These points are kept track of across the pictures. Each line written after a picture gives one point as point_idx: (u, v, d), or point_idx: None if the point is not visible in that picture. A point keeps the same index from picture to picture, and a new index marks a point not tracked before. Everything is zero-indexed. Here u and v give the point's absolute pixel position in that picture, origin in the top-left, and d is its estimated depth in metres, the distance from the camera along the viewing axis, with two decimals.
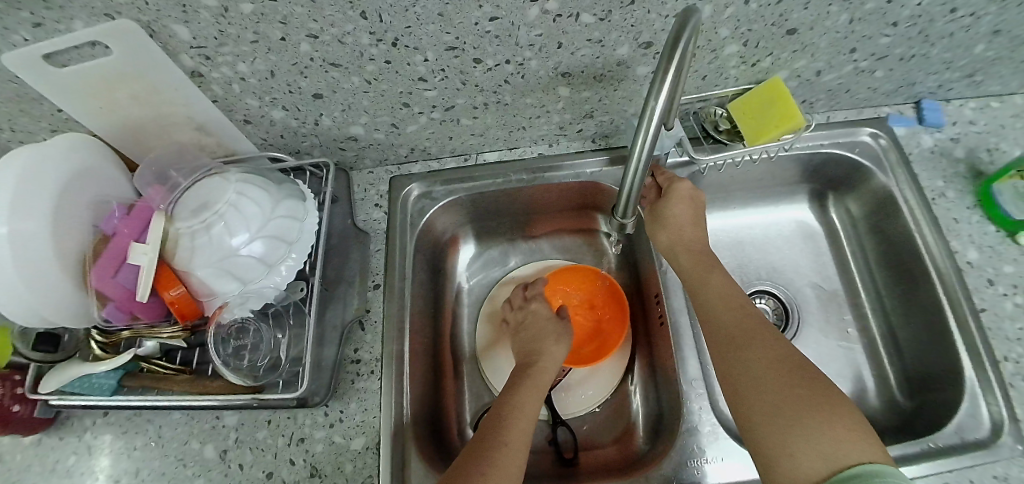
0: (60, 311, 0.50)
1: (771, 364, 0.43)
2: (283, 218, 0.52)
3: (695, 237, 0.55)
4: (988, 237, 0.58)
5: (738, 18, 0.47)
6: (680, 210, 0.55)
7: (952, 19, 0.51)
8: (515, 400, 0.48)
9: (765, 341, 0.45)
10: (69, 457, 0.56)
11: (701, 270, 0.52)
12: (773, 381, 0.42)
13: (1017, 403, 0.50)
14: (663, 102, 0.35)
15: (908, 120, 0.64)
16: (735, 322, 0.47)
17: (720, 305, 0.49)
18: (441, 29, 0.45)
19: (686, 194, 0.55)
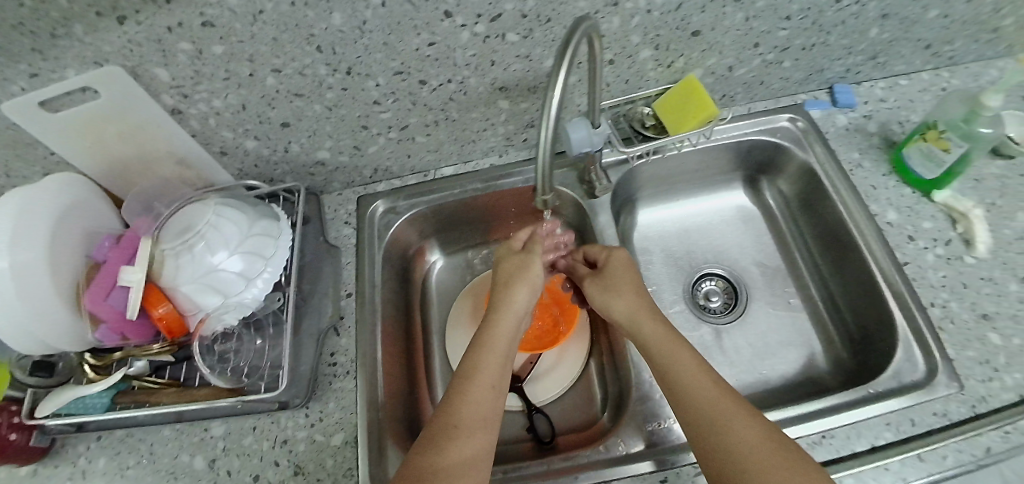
0: (54, 335, 0.54)
1: (749, 448, 0.40)
2: (259, 235, 0.58)
3: (626, 297, 0.55)
4: (905, 198, 0.64)
5: (645, 26, 0.56)
6: (620, 276, 0.58)
7: (839, 9, 0.59)
8: (464, 405, 0.48)
9: (742, 420, 0.43)
10: None
11: (654, 329, 0.52)
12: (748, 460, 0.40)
13: (947, 343, 0.57)
14: (552, 107, 0.39)
15: (823, 105, 0.69)
16: (710, 395, 0.45)
17: (680, 372, 0.47)
18: (387, 57, 0.54)
19: (615, 262, 0.59)
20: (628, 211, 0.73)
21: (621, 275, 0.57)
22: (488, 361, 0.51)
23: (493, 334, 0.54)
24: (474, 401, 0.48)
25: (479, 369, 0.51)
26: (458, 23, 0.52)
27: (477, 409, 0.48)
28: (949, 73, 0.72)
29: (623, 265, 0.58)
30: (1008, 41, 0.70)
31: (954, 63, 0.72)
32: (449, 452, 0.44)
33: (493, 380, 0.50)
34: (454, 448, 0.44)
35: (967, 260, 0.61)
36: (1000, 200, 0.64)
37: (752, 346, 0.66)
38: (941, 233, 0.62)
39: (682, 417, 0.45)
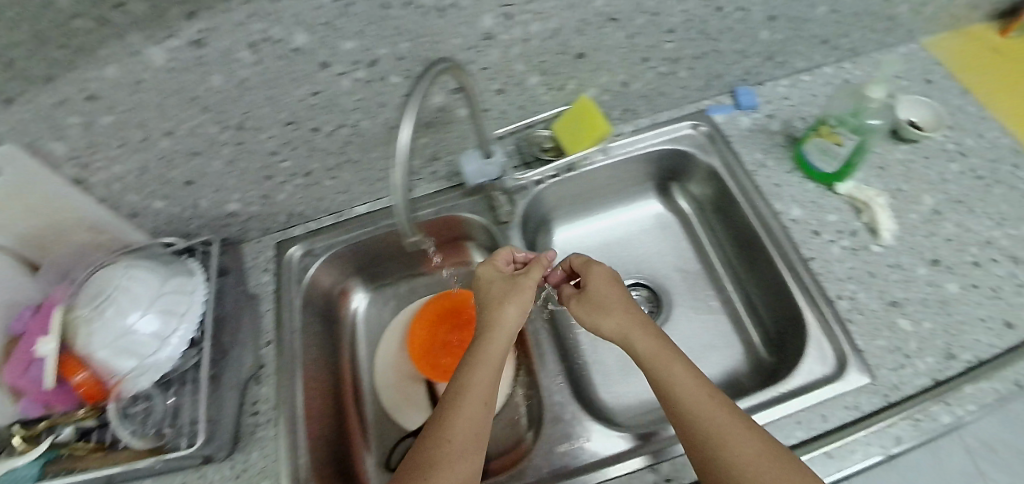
0: None
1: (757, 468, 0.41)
2: (171, 294, 0.59)
3: (616, 311, 0.54)
4: (809, 193, 0.65)
5: (526, 54, 0.57)
6: (609, 291, 0.56)
7: (721, 16, 0.60)
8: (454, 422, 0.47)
9: (746, 437, 0.43)
10: None
11: (646, 342, 0.51)
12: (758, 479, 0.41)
13: (856, 335, 0.57)
14: (402, 158, 0.41)
15: (726, 109, 0.71)
16: (709, 412, 0.45)
17: (678, 388, 0.47)
18: (274, 110, 0.55)
19: (604, 276, 0.57)
20: (547, 232, 0.73)
21: (613, 290, 0.56)
22: (477, 378, 0.50)
23: (483, 353, 0.52)
24: (464, 427, 0.46)
25: (467, 385, 0.49)
26: (336, 72, 0.53)
27: (468, 434, 0.46)
28: (852, 63, 0.73)
29: (605, 274, 0.57)
30: (906, 27, 0.70)
31: (857, 53, 0.73)
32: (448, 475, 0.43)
33: (484, 395, 0.49)
34: (447, 478, 0.43)
35: (874, 249, 0.62)
36: (905, 186, 0.65)
37: (673, 354, 0.67)
38: (847, 226, 0.63)
39: (688, 433, 0.45)
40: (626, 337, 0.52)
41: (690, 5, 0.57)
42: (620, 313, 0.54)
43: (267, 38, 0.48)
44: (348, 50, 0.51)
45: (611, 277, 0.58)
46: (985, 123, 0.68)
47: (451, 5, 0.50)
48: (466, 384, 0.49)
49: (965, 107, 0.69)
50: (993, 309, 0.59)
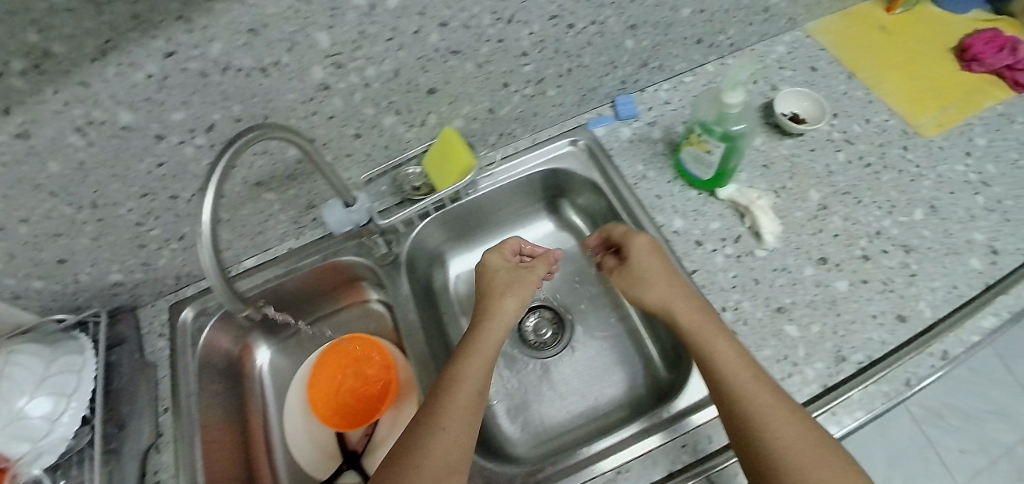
0: None
1: (806, 455, 0.41)
2: (59, 374, 0.58)
3: (665, 280, 0.54)
4: (690, 203, 0.64)
5: (371, 98, 0.55)
6: (648, 262, 0.56)
7: (576, 33, 0.58)
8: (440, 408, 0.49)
9: (791, 421, 0.43)
10: None
11: (691, 315, 0.51)
12: (806, 466, 0.40)
13: (742, 347, 0.56)
14: (207, 238, 0.41)
15: (606, 121, 0.70)
16: (764, 393, 0.45)
17: (725, 369, 0.47)
18: (124, 185, 0.55)
19: (644, 248, 0.57)
20: (443, 264, 0.73)
21: (655, 260, 0.56)
22: (472, 368, 0.52)
23: (479, 343, 0.54)
24: (456, 410, 0.48)
25: (461, 376, 0.51)
26: (175, 141, 0.52)
27: (460, 423, 0.48)
28: (735, 58, 0.72)
29: (648, 244, 0.57)
30: (783, 18, 0.69)
31: (740, 47, 0.72)
32: (431, 452, 0.45)
33: (477, 388, 0.50)
34: (433, 459, 0.45)
35: (760, 253, 0.60)
36: (789, 182, 0.64)
37: (574, 377, 0.66)
38: (731, 232, 0.62)
39: (736, 414, 0.44)
40: (670, 307, 0.53)
41: (537, 26, 0.56)
42: (667, 284, 0.54)
43: (89, 121, 0.47)
44: (179, 120, 0.51)
45: (659, 250, 0.57)
46: (870, 107, 0.67)
47: (272, 64, 0.49)
48: (460, 369, 0.51)
49: (851, 92, 0.68)
50: (885, 304, 0.57)
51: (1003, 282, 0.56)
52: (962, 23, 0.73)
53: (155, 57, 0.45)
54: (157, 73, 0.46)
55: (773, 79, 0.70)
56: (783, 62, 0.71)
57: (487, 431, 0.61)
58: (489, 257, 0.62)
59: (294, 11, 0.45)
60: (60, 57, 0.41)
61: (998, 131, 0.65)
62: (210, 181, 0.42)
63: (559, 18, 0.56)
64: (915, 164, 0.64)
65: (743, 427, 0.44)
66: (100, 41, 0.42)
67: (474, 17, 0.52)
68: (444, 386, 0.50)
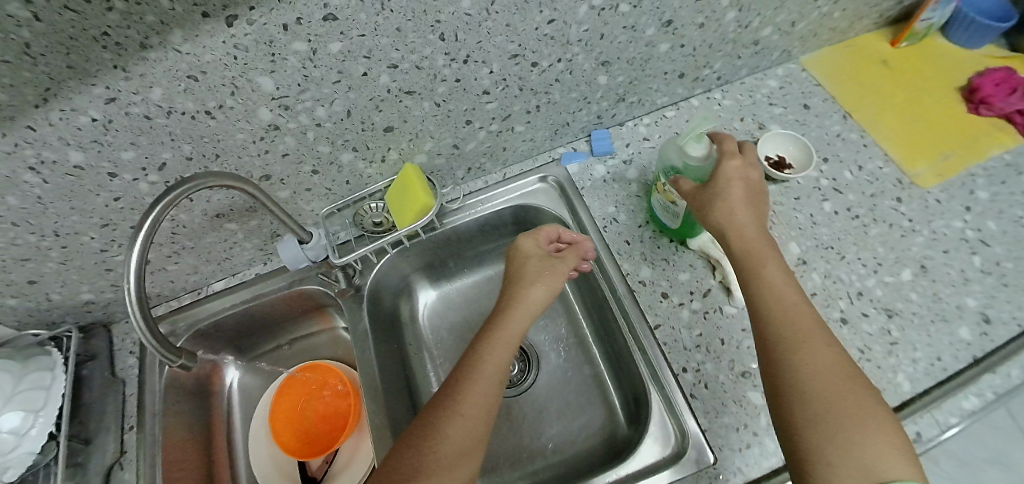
0: None
1: (841, 387, 0.41)
2: (27, 391, 0.60)
3: (739, 206, 0.52)
4: (660, 250, 0.62)
5: (325, 136, 0.56)
6: (731, 188, 0.52)
7: (540, 72, 0.58)
8: (461, 387, 0.49)
9: (835, 357, 0.43)
10: None
11: (754, 243, 0.51)
12: (840, 395, 0.41)
13: (700, 412, 0.53)
14: (130, 291, 0.44)
15: (580, 156, 0.69)
16: (810, 329, 0.45)
17: (775, 300, 0.47)
18: (84, 217, 0.56)
19: (733, 172, 0.53)
20: (408, 297, 0.72)
21: (737, 188, 0.52)
22: (493, 352, 0.51)
23: (502, 329, 0.53)
24: (472, 400, 0.48)
25: (481, 359, 0.51)
26: (128, 178, 0.53)
27: (476, 409, 0.48)
28: (722, 92, 0.74)
29: (739, 171, 0.53)
30: (767, 49, 0.71)
31: (729, 80, 0.74)
32: (449, 434, 0.46)
33: (495, 371, 0.50)
34: (450, 438, 0.46)
35: (728, 310, 0.58)
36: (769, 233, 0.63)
37: (533, 422, 0.64)
38: (699, 284, 0.60)
39: (782, 338, 0.45)
40: (736, 235, 0.51)
41: (498, 65, 0.55)
42: (745, 212, 0.52)
43: (41, 161, 0.48)
44: (129, 159, 0.51)
45: (752, 181, 0.54)
46: (865, 151, 0.69)
47: (217, 107, 0.49)
48: (482, 354, 0.51)
49: (845, 134, 0.70)
50: None
51: (991, 357, 0.53)
52: (972, 58, 0.76)
53: (97, 103, 0.44)
54: (100, 118, 0.46)
55: (763, 116, 0.72)
56: (774, 98, 0.74)
57: None
58: (522, 242, 0.59)
59: (232, 57, 0.44)
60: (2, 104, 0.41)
61: (1001, 182, 0.65)
62: (133, 241, 0.44)
63: (520, 56, 0.55)
64: (909, 218, 0.63)
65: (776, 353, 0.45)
66: (39, 90, 0.41)
67: (426, 57, 0.51)
68: (468, 366, 0.51)
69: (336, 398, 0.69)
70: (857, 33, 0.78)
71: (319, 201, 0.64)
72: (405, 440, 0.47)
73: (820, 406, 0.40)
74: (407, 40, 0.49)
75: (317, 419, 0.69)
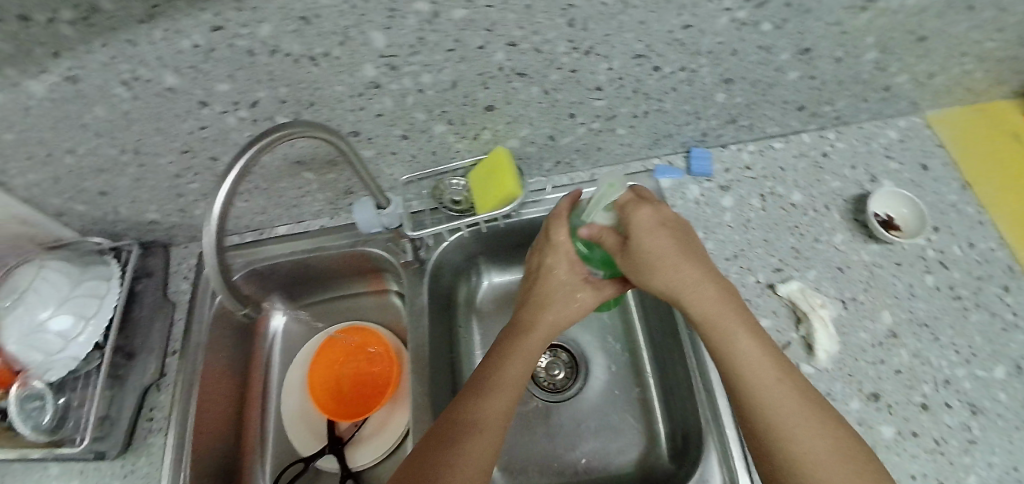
0: None
1: (837, 467, 0.39)
2: (82, 297, 0.60)
3: (670, 265, 0.48)
4: (745, 289, 0.59)
5: (424, 103, 0.53)
6: (657, 243, 0.48)
7: (660, 77, 0.54)
8: (501, 366, 0.51)
9: (823, 427, 0.41)
10: None
11: (714, 302, 0.46)
12: (842, 480, 0.39)
13: None
14: (211, 225, 0.45)
15: (675, 172, 0.65)
16: (791, 403, 0.42)
17: (753, 371, 0.44)
18: (166, 139, 0.55)
19: (649, 222, 0.49)
20: (467, 280, 0.69)
21: (662, 238, 0.48)
22: (532, 335, 0.53)
23: (545, 314, 0.54)
24: (515, 374, 0.50)
25: (518, 341, 0.53)
26: (218, 110, 0.51)
27: (514, 385, 0.50)
28: (837, 133, 0.69)
29: (654, 218, 0.49)
30: (898, 98, 0.65)
31: (847, 122, 0.69)
32: (489, 407, 0.48)
33: (534, 351, 0.53)
34: (493, 409, 0.48)
35: (806, 370, 0.55)
36: (862, 295, 0.59)
37: (570, 432, 0.62)
38: (781, 334, 0.56)
39: (766, 420, 0.42)
40: (694, 292, 0.47)
41: (618, 63, 0.51)
42: (689, 270, 0.47)
43: (135, 78, 0.46)
44: (223, 92, 0.49)
45: (669, 225, 0.50)
46: (980, 229, 0.63)
47: (323, 55, 0.46)
48: (519, 341, 0.53)
49: (961, 205, 0.65)
50: (930, 467, 0.50)
51: None
52: None
53: (202, 29, 0.42)
54: (203, 45, 0.43)
55: (876, 169, 0.67)
56: (892, 150, 0.68)
57: None
58: (550, 256, 0.55)
59: (350, 6, 0.41)
60: (108, 13, 0.39)
61: None
62: (223, 182, 0.43)
63: (644, 58, 0.51)
64: (1016, 311, 0.58)
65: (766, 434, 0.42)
66: (148, 6, 0.39)
67: (548, 41, 0.48)
68: (508, 343, 0.53)
69: (378, 366, 0.67)
70: (993, 98, 0.72)
71: (400, 167, 0.61)
72: (445, 414, 0.48)
73: None
74: (533, 20, 0.45)
75: (357, 383, 0.67)
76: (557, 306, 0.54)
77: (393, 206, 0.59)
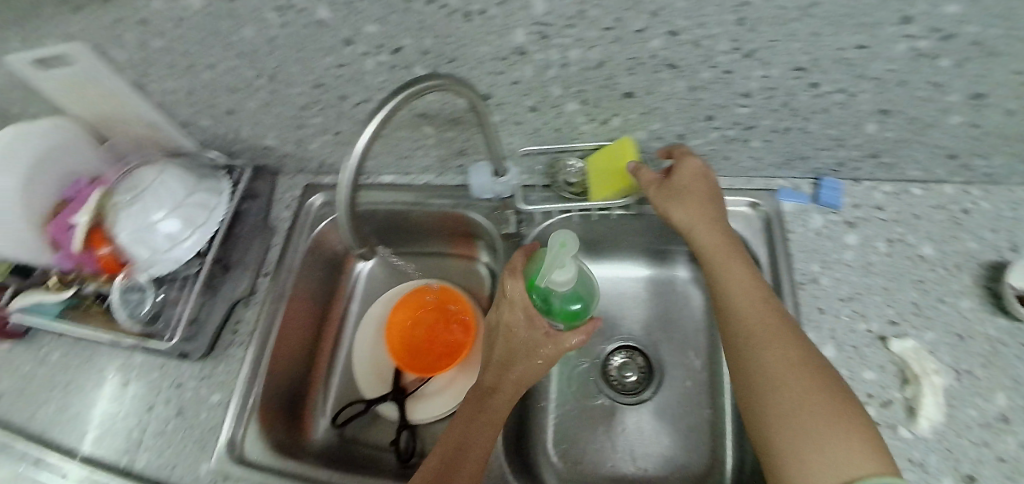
0: (16, 247, 0.63)
1: (800, 382, 0.41)
2: (193, 205, 0.63)
3: (695, 204, 0.54)
4: (852, 335, 0.55)
5: (564, 78, 0.52)
6: (691, 184, 0.54)
7: (816, 94, 0.50)
8: (466, 432, 0.47)
9: (784, 345, 0.44)
10: (38, 379, 0.69)
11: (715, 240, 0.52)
12: (794, 387, 0.41)
13: None
14: (352, 163, 0.46)
15: (801, 198, 0.62)
16: (761, 322, 0.46)
17: (730, 293, 0.49)
18: (303, 70, 0.55)
19: (691, 169, 0.55)
20: None
21: (695, 184, 0.54)
22: (496, 397, 0.50)
23: (509, 374, 0.51)
24: (481, 442, 0.47)
25: (485, 402, 0.50)
26: (361, 50, 0.51)
27: (481, 450, 0.47)
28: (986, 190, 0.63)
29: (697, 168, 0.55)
30: None
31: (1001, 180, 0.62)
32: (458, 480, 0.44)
33: (499, 410, 0.50)
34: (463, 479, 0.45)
35: (901, 433, 0.49)
36: (979, 370, 0.52)
37: (629, 438, 0.60)
38: (882, 391, 0.51)
39: (745, 333, 0.46)
40: (698, 230, 0.53)
41: (775, 72, 0.48)
42: (705, 210, 0.53)
43: (291, 5, 0.46)
44: (371, 34, 0.49)
45: (707, 181, 0.55)
46: None
47: (479, 12, 0.45)
48: (487, 403, 0.50)
49: None
50: None
51: None
52: None
53: None
54: None
55: None
56: None
57: (523, 439, 0.60)
58: (500, 315, 0.54)
59: None
60: None
61: None
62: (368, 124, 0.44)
63: (805, 71, 0.48)
64: None
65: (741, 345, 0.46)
66: None
67: (711, 37, 0.45)
68: (472, 406, 0.50)
69: (455, 329, 0.68)
70: None
71: (521, 138, 0.61)
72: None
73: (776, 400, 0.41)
74: (702, 11, 0.42)
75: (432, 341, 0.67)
76: (521, 360, 0.51)
77: (512, 175, 0.60)
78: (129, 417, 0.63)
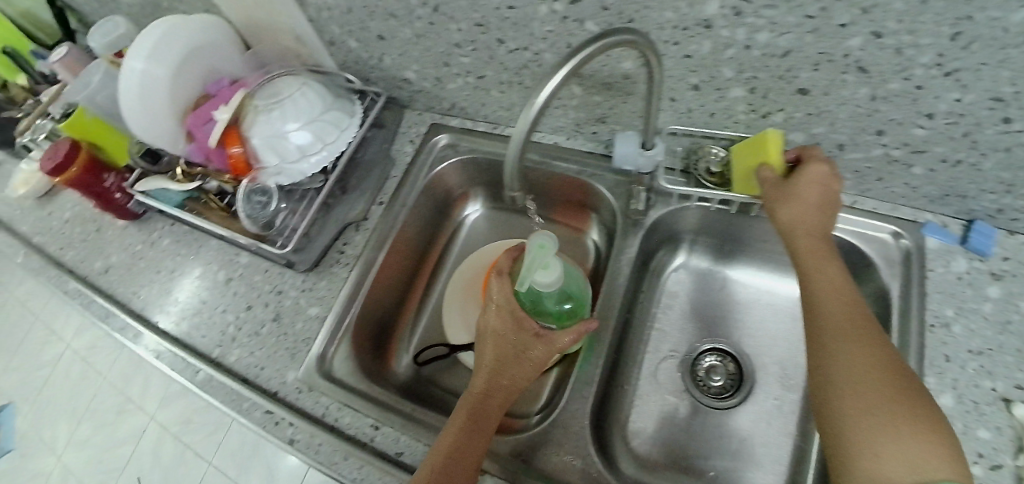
0: (156, 135, 0.65)
1: (876, 381, 0.39)
2: (325, 122, 0.63)
3: (807, 205, 0.50)
4: (977, 391, 0.49)
5: (741, 62, 0.49)
6: (809, 191, 0.50)
7: (1003, 131, 0.45)
8: (462, 435, 0.46)
9: (868, 344, 0.41)
10: (148, 258, 0.73)
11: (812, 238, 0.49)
12: (872, 387, 0.38)
13: None
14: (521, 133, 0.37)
15: (946, 236, 0.58)
16: (843, 319, 0.43)
17: (819, 291, 0.46)
18: (470, 7, 0.53)
19: (816, 173, 0.50)
20: (668, 248, 0.68)
21: (814, 191, 0.50)
22: (490, 400, 0.50)
23: (503, 378, 0.51)
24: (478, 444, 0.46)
25: (482, 404, 0.49)
26: None
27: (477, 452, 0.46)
28: None
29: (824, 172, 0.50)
30: None
31: None
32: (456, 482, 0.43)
33: (493, 412, 0.49)
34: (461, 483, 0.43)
35: None
36: None
37: (707, 441, 0.59)
38: (996, 454, 0.46)
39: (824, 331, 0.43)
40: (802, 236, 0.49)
41: (971, 97, 0.44)
42: (814, 213, 0.50)
43: None
44: None
45: (827, 188, 0.50)
46: None
47: None
48: (482, 406, 0.49)
49: None
50: None
51: None
52: None
53: None
54: None
55: None
56: None
57: (607, 416, 0.59)
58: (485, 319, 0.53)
59: None
60: None
61: None
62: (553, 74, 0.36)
63: (1003, 102, 0.43)
64: None
65: (811, 340, 0.44)
66: None
67: (917, 46, 0.41)
68: (471, 407, 0.49)
69: None
70: None
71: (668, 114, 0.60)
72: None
73: (847, 397, 0.39)
74: (918, 16, 0.39)
75: None
76: (511, 366, 0.51)
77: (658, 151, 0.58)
78: (228, 311, 0.66)
